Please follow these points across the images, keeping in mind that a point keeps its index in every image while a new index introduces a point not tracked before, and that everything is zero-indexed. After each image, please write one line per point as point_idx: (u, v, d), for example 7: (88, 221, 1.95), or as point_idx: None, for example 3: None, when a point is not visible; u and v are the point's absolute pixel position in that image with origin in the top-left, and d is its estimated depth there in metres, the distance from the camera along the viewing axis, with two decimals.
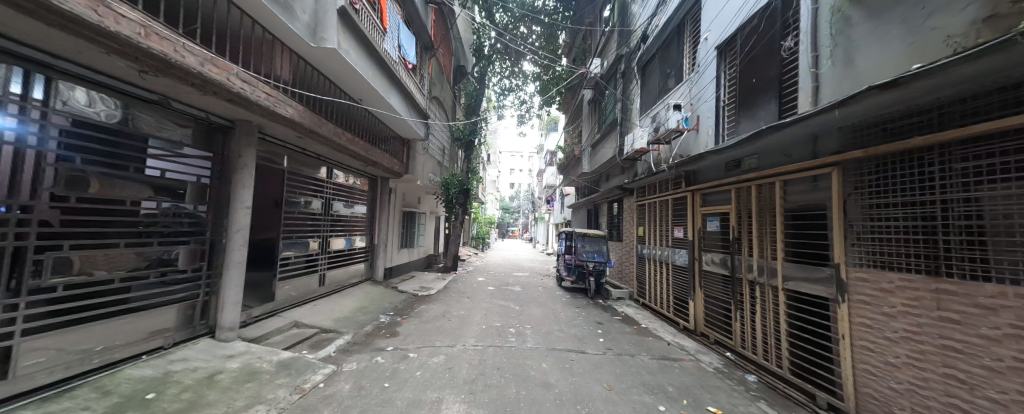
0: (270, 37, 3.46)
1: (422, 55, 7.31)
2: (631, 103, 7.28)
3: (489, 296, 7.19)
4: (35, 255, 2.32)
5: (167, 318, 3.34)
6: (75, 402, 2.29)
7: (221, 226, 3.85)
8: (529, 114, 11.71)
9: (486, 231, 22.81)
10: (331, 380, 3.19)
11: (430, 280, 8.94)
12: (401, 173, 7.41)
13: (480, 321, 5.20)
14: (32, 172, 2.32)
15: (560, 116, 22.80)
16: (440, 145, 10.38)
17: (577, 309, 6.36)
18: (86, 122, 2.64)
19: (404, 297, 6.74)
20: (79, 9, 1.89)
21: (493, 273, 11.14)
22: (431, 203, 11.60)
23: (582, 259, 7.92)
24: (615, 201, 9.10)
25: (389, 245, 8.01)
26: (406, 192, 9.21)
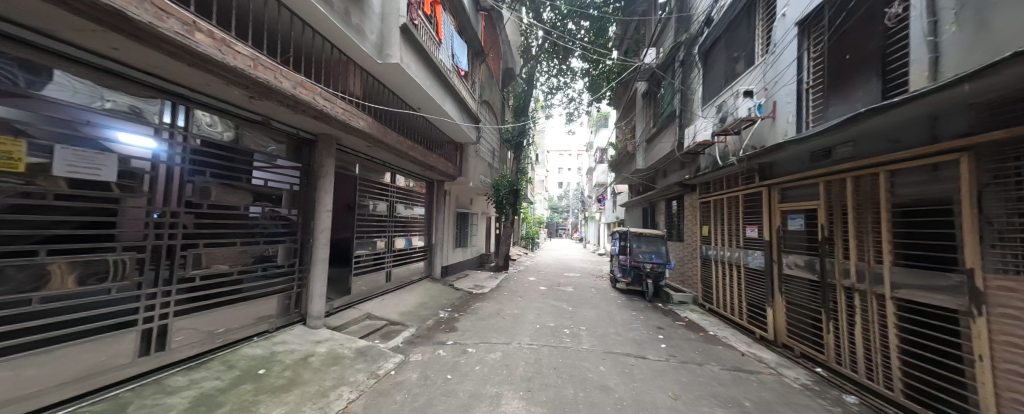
0: (345, 58, 3.87)
1: (473, 61, 7.58)
2: (692, 93, 6.76)
3: (541, 296, 7.22)
4: (180, 251, 2.94)
5: (270, 306, 3.88)
6: (210, 372, 2.85)
7: (309, 227, 4.38)
8: (577, 111, 11.46)
9: (535, 232, 22.94)
10: (400, 368, 3.47)
11: (483, 279, 9.21)
12: (454, 175, 7.77)
13: (535, 320, 5.24)
14: (177, 186, 2.93)
15: (613, 110, 21.91)
16: (490, 147, 10.65)
17: (634, 312, 6.10)
18: (211, 142, 3.24)
19: (459, 295, 7.05)
20: (208, 49, 2.42)
21: (543, 273, 11.16)
22: (482, 204, 11.96)
23: (638, 261, 7.55)
24: (674, 198, 8.52)
25: (444, 244, 8.43)
26: (459, 194, 9.61)
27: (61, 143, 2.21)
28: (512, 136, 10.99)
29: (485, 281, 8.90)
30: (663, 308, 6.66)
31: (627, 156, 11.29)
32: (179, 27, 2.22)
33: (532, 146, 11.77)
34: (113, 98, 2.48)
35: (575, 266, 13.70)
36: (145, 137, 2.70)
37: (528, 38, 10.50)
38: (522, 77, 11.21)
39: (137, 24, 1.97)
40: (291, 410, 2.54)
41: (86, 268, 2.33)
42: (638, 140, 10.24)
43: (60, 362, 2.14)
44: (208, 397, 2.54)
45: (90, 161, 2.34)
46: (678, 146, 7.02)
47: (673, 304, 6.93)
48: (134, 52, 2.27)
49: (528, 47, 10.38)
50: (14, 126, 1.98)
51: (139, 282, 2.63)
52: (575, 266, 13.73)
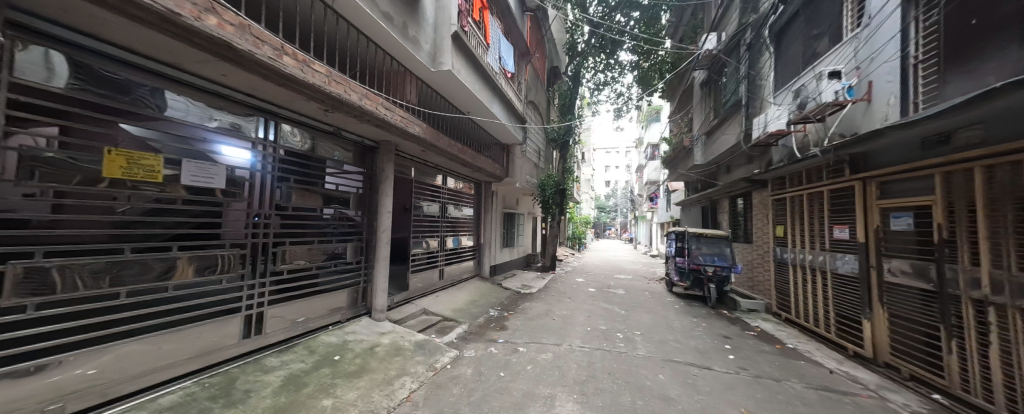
0: (403, 68, 4.14)
1: (519, 62, 7.64)
2: (763, 78, 6.09)
3: (591, 298, 7.04)
4: (272, 248, 3.40)
5: (342, 299, 4.26)
6: (295, 356, 3.26)
7: (373, 227, 4.73)
8: (626, 106, 10.97)
9: (581, 232, 22.46)
10: (456, 363, 3.65)
11: (530, 279, 9.23)
12: (502, 176, 7.91)
13: (586, 322, 5.12)
14: (268, 191, 3.39)
15: (666, 103, 20.62)
16: (536, 147, 10.66)
17: (695, 318, 5.69)
18: (293, 151, 3.68)
19: (508, 295, 7.14)
20: (292, 69, 2.81)
21: (591, 275, 10.88)
22: (528, 204, 12.00)
23: (699, 263, 7.01)
24: (741, 196, 7.77)
25: (492, 244, 8.63)
26: (506, 194, 9.74)
27: (186, 157, 2.70)
28: (558, 135, 10.86)
29: (533, 281, 8.91)
30: (729, 316, 6.11)
31: (682, 151, 10.52)
32: (272, 52, 2.66)
33: (578, 145, 11.51)
34: (219, 117, 2.95)
35: (625, 268, 13.14)
36: (245, 150, 3.17)
37: (574, 34, 10.36)
38: (568, 74, 11.01)
39: (240, 52, 2.43)
40: (363, 396, 2.87)
41: (201, 262, 2.79)
42: (696, 133, 9.50)
43: (185, 339, 2.67)
44: (296, 380, 2.92)
45: (206, 172, 2.82)
46: (746, 138, 6.38)
47: (741, 311, 6.33)
48: (238, 76, 2.72)
49: (574, 43, 10.17)
50: (150, 144, 2.48)
51: (241, 274, 3.11)
52: (624, 268, 13.16)
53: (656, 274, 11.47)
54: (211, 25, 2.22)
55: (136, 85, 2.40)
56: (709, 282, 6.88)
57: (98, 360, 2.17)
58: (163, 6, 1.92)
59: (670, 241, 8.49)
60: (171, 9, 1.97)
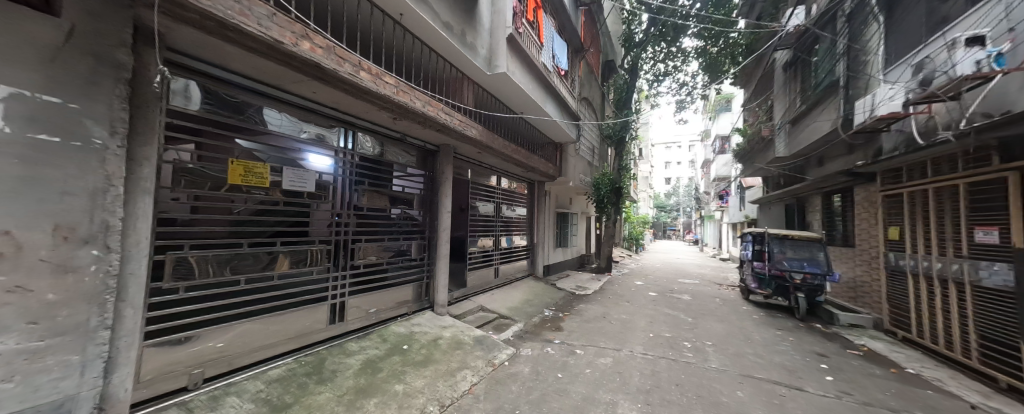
0: (460, 74, 4.31)
1: (572, 58, 7.51)
2: (870, 52, 5.14)
3: (652, 303, 6.66)
4: (350, 244, 3.78)
5: (408, 293, 4.57)
6: (371, 343, 3.60)
7: (434, 226, 5.00)
8: (689, 96, 10.10)
9: (639, 232, 21.27)
10: (514, 361, 3.73)
11: (585, 280, 8.99)
12: (555, 175, 7.84)
13: (648, 328, 4.84)
14: (346, 193, 3.76)
15: (739, 90, 18.51)
16: (591, 145, 10.39)
17: (780, 331, 5.04)
18: (367, 157, 4.06)
19: (562, 296, 7.07)
20: (367, 83, 3.13)
21: (651, 278, 10.26)
22: (581, 203, 11.70)
23: (783, 269, 6.20)
24: (842, 191, 6.66)
25: (546, 244, 8.61)
26: (558, 193, 9.65)
27: (284, 165, 3.13)
28: (612, 132, 10.43)
29: (587, 283, 8.67)
30: (824, 330, 5.30)
31: (761, 142, 9.34)
32: (352, 69, 3.00)
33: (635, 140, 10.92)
34: (307, 130, 3.37)
35: (689, 272, 12.11)
36: (327, 158, 3.57)
37: (631, 25, 9.87)
38: (624, 67, 10.49)
39: (326, 71, 2.80)
40: (429, 384, 3.09)
41: (296, 256, 3.22)
42: (778, 122, 8.37)
43: (286, 321, 3.11)
44: (372, 365, 3.24)
45: (300, 177, 3.25)
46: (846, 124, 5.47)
47: (839, 326, 5.46)
48: (325, 93, 3.12)
49: (631, 34, 9.68)
50: (256, 155, 2.93)
51: (327, 267, 3.52)
52: (689, 272, 12.14)
53: (727, 280, 10.37)
54: (305, 49, 2.61)
55: (248, 105, 2.86)
56: (797, 291, 6.11)
57: (225, 335, 2.65)
58: (270, 37, 2.36)
59: (746, 243, 7.63)
60: (276, 39, 2.41)
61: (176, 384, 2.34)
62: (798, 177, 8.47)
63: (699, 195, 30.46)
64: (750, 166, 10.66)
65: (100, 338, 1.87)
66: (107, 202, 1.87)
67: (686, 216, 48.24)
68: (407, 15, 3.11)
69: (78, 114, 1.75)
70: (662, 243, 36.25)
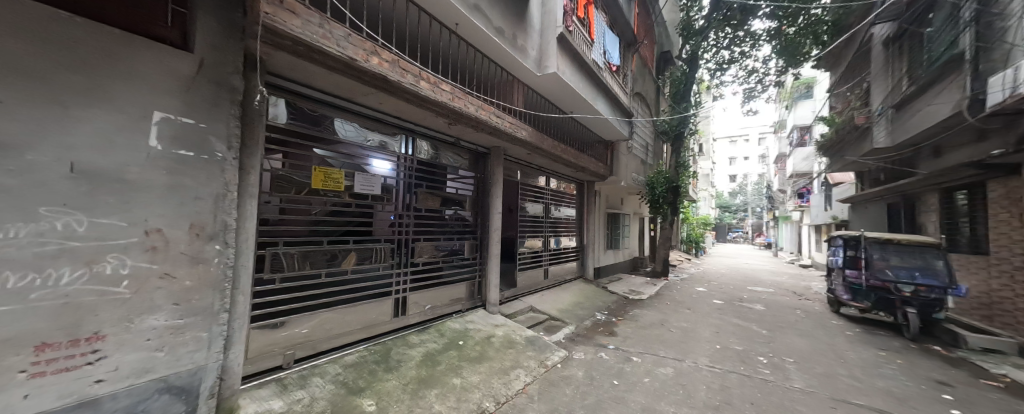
0: (510, 77, 4.39)
1: (625, 53, 7.23)
2: (1008, 16, 4.20)
3: (718, 311, 6.13)
4: (409, 243, 4.03)
5: (461, 291, 4.74)
6: (429, 337, 3.82)
7: (484, 226, 5.12)
8: (760, 84, 9.10)
9: (699, 235, 19.66)
10: (566, 364, 3.70)
11: (638, 284, 8.56)
12: (605, 175, 7.61)
13: (714, 339, 4.47)
14: (405, 195, 4.02)
15: (823, 73, 16.19)
16: (644, 142, 9.90)
17: (882, 351, 4.31)
18: (424, 161, 4.31)
19: (615, 300, 6.81)
20: (426, 91, 3.33)
21: (715, 285, 9.45)
22: (632, 204, 11.20)
23: (885, 280, 5.33)
24: (973, 187, 5.51)
25: (596, 245, 8.38)
26: (609, 193, 9.34)
27: (355, 170, 3.46)
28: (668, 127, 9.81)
29: (641, 287, 8.25)
30: (943, 354, 4.44)
31: (853, 131, 8.06)
32: (413, 79, 3.23)
33: (695, 135, 10.14)
34: (372, 137, 3.66)
35: (760, 279, 10.89)
36: (391, 163, 3.86)
37: (691, 11, 9.21)
38: (682, 57, 9.80)
39: (391, 82, 3.04)
40: (484, 381, 3.19)
41: (364, 253, 3.52)
42: (876, 107, 7.18)
43: (357, 312, 3.43)
44: (431, 357, 3.44)
45: (368, 181, 3.57)
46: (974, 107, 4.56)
47: (966, 350, 4.50)
48: (390, 103, 3.38)
49: (690, 22, 9.05)
50: (330, 161, 3.26)
51: (391, 264, 3.80)
52: (759, 279, 10.94)
53: (809, 289, 9.15)
54: (374, 64, 2.87)
55: (326, 117, 3.22)
56: (905, 305, 5.21)
57: (310, 322, 3.01)
58: (346, 55, 2.64)
59: (835, 249, 6.65)
60: (350, 56, 2.68)
61: (273, 362, 2.72)
62: (906, 170, 7.15)
63: (770, 194, 27.17)
64: (838, 160, 9.26)
65: (221, 320, 2.23)
66: (226, 205, 2.22)
67: (751, 216, 43.47)
68: (462, 23, 3.26)
69: (206, 132, 2.12)
70: (724, 247, 33.04)
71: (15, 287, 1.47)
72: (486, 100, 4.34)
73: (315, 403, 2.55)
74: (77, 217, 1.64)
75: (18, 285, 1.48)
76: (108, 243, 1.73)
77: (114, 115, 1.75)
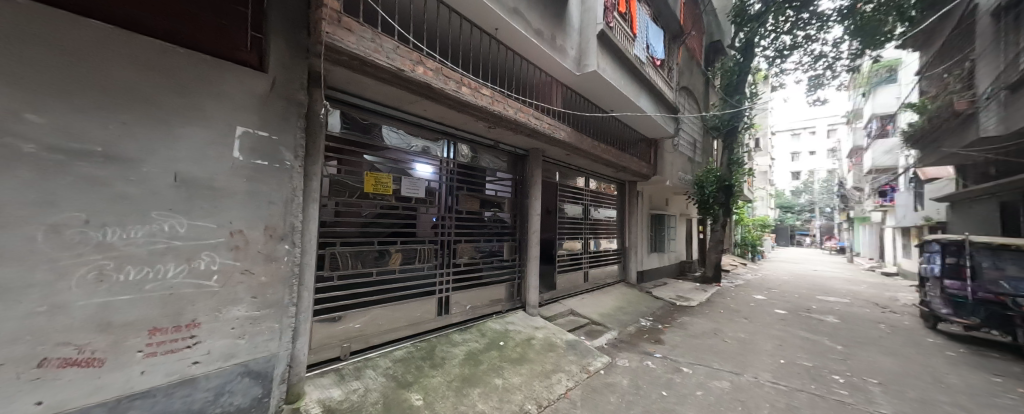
0: (549, 77, 4.36)
1: (670, 46, 6.88)
2: None
3: (780, 322, 5.59)
4: (451, 244, 4.15)
5: (500, 292, 4.79)
6: (471, 336, 3.91)
7: (522, 228, 5.14)
8: (829, 70, 8.16)
9: (756, 238, 18.04)
10: (610, 370, 3.58)
11: (686, 290, 8.07)
12: (648, 174, 7.29)
13: (777, 352, 4.08)
14: (446, 197, 4.14)
15: (909, 52, 14.08)
16: (691, 139, 9.33)
17: (997, 377, 3.64)
18: (465, 164, 4.42)
19: (662, 306, 6.48)
20: (466, 96, 3.43)
21: (775, 292, 8.63)
22: (678, 204, 10.61)
23: (1000, 292, 4.59)
24: None
25: (639, 248, 8.06)
26: (653, 194, 8.93)
27: (401, 175, 3.65)
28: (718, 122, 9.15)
29: (690, 293, 7.77)
30: None
31: (952, 118, 6.94)
32: (455, 85, 3.33)
33: (750, 130, 9.35)
34: (415, 143, 3.83)
35: (831, 288, 9.74)
36: (434, 167, 4.01)
37: None
38: (735, 46, 9.10)
39: (435, 89, 3.16)
40: (526, 383, 3.19)
41: (410, 253, 3.69)
42: (983, 89, 6.12)
43: (403, 310, 3.60)
44: (473, 356, 3.52)
45: (413, 185, 3.75)
46: None
47: None
48: (433, 109, 3.52)
49: (744, 7, 8.38)
50: (378, 166, 3.45)
51: (434, 264, 3.94)
52: (831, 288, 9.78)
53: (895, 301, 7.99)
54: (419, 73, 3.00)
55: (375, 126, 3.43)
56: None
57: (362, 317, 3.21)
58: (394, 66, 2.80)
59: (929, 255, 5.74)
60: (398, 67, 2.83)
61: (332, 353, 2.95)
62: None
63: (841, 192, 24.16)
64: (933, 152, 8.00)
65: (289, 313, 2.44)
66: (293, 208, 2.43)
67: (815, 217, 38.99)
68: (502, 27, 3.31)
69: (277, 143, 2.35)
70: (785, 251, 29.92)
71: (134, 279, 1.75)
72: (525, 102, 4.36)
73: (369, 394, 2.71)
74: (179, 219, 1.90)
75: (137, 278, 1.76)
76: (201, 242, 1.98)
77: (206, 131, 2.01)
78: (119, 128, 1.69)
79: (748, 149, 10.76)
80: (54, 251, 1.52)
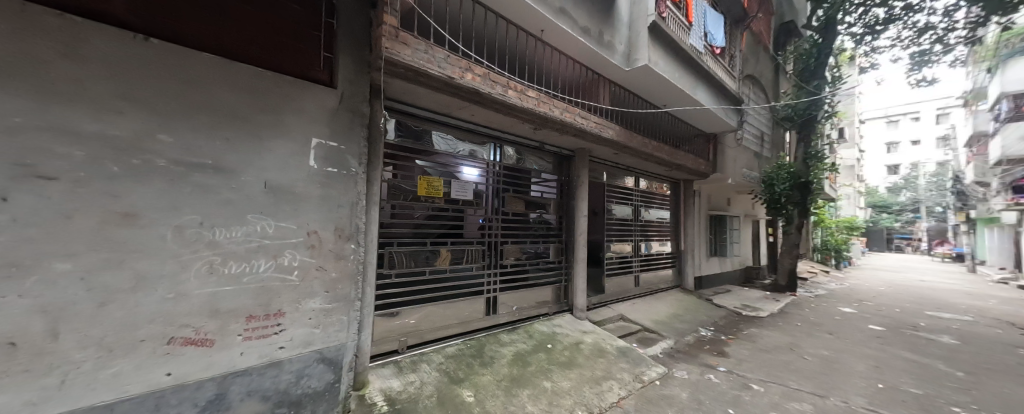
0: (595, 75, 4.25)
1: (731, 32, 6.33)
2: None
3: (874, 340, 4.81)
4: (498, 245, 4.23)
5: (546, 294, 4.77)
6: (518, 337, 3.94)
7: (568, 229, 5.05)
8: (939, 44, 6.88)
9: (842, 242, 15.70)
10: (666, 382, 3.38)
11: (754, 299, 7.30)
12: (707, 172, 6.75)
13: (874, 375, 3.51)
14: (493, 199, 4.22)
15: None
16: (757, 132, 8.47)
17: None
18: (511, 167, 4.46)
19: (725, 315, 5.94)
20: (512, 99, 3.47)
21: (867, 305, 7.45)
22: (741, 204, 9.68)
23: None
24: None
25: (697, 252, 7.49)
26: (712, 193, 8.26)
27: (451, 178, 3.80)
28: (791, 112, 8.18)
29: (758, 302, 7.03)
30: None
31: None
32: (502, 89, 3.39)
33: (832, 119, 8.20)
34: (462, 147, 3.95)
35: (945, 302, 8.13)
36: (481, 170, 4.12)
37: None
38: (812, 25, 8.06)
39: (482, 94, 3.25)
40: (576, 388, 3.13)
41: (459, 254, 3.81)
42: None
43: (454, 308, 3.74)
44: (521, 357, 3.53)
45: (462, 188, 3.88)
46: None
47: None
48: (481, 114, 3.62)
49: None
50: (428, 171, 3.62)
51: (482, 265, 4.03)
52: (946, 303, 8.15)
53: None
54: (468, 79, 3.11)
55: (426, 132, 3.61)
56: None
57: (416, 314, 3.39)
58: (445, 74, 2.94)
59: None
60: (448, 75, 2.96)
61: (391, 346, 3.16)
62: None
63: (956, 187, 20.08)
64: None
65: (355, 307, 2.67)
66: (358, 211, 2.65)
67: (918, 218, 32.82)
68: (548, 29, 3.31)
69: (344, 152, 2.58)
70: (879, 258, 25.59)
71: (236, 272, 2.03)
72: (571, 102, 4.30)
73: (425, 387, 2.86)
74: (269, 221, 2.17)
75: (238, 271, 2.04)
76: (285, 241, 2.24)
77: (289, 143, 2.28)
78: (224, 144, 1.99)
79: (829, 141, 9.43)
80: (178, 247, 1.82)
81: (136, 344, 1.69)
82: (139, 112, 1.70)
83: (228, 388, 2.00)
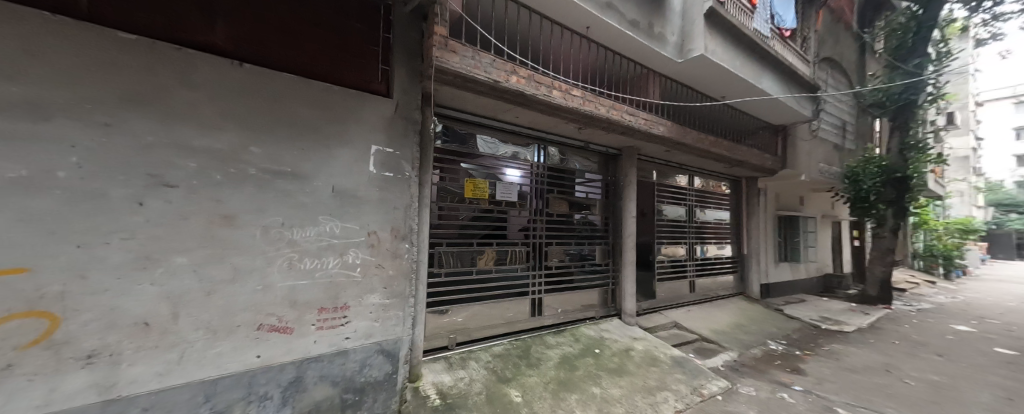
0: (644, 69, 4.07)
1: (803, 12, 5.69)
2: None
3: (1001, 366, 3.99)
4: (543, 246, 4.21)
5: (592, 297, 4.65)
6: (563, 340, 3.88)
7: (614, 231, 4.89)
8: None
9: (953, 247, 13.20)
10: (730, 398, 3.11)
11: (834, 311, 6.43)
12: (774, 168, 6.11)
13: (1004, 409, 2.91)
14: (537, 200, 4.21)
15: None
16: (836, 121, 7.49)
17: None
18: (555, 167, 4.42)
19: (799, 329, 5.31)
20: (557, 99, 3.45)
21: (989, 324, 6.19)
22: (817, 204, 8.60)
23: None
24: None
25: (763, 257, 6.79)
26: (779, 191, 7.46)
27: (496, 180, 3.86)
28: (879, 97, 7.10)
29: (839, 315, 6.18)
30: None
31: None
32: (546, 90, 3.38)
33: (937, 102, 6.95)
34: (505, 149, 4.00)
35: None
36: (526, 171, 4.14)
37: None
38: None
39: (527, 96, 3.27)
40: (627, 396, 3.00)
41: (504, 254, 3.86)
42: None
43: (501, 308, 3.79)
44: (568, 361, 3.47)
45: (507, 189, 3.94)
46: None
47: None
48: (525, 116, 3.64)
49: None
50: (472, 173, 3.71)
51: (528, 266, 4.05)
52: None
53: None
54: (513, 82, 3.15)
55: (472, 136, 3.72)
56: None
57: (464, 312, 3.50)
58: (491, 78, 3.01)
59: None
60: (494, 79, 3.03)
61: (441, 342, 3.30)
62: None
63: None
64: None
65: (409, 303, 2.82)
66: (411, 213, 2.80)
67: None
68: (594, 25, 3.24)
69: (399, 157, 2.75)
70: (1004, 267, 21.06)
71: (310, 268, 2.26)
72: (617, 99, 4.16)
73: (474, 384, 2.93)
74: (337, 222, 2.38)
75: (312, 267, 2.26)
76: (350, 240, 2.44)
77: (353, 151, 2.48)
78: (300, 153, 2.22)
79: (933, 128, 8.01)
80: (265, 245, 2.07)
81: (234, 328, 1.95)
82: (236, 129, 1.97)
83: (304, 372, 2.22)
